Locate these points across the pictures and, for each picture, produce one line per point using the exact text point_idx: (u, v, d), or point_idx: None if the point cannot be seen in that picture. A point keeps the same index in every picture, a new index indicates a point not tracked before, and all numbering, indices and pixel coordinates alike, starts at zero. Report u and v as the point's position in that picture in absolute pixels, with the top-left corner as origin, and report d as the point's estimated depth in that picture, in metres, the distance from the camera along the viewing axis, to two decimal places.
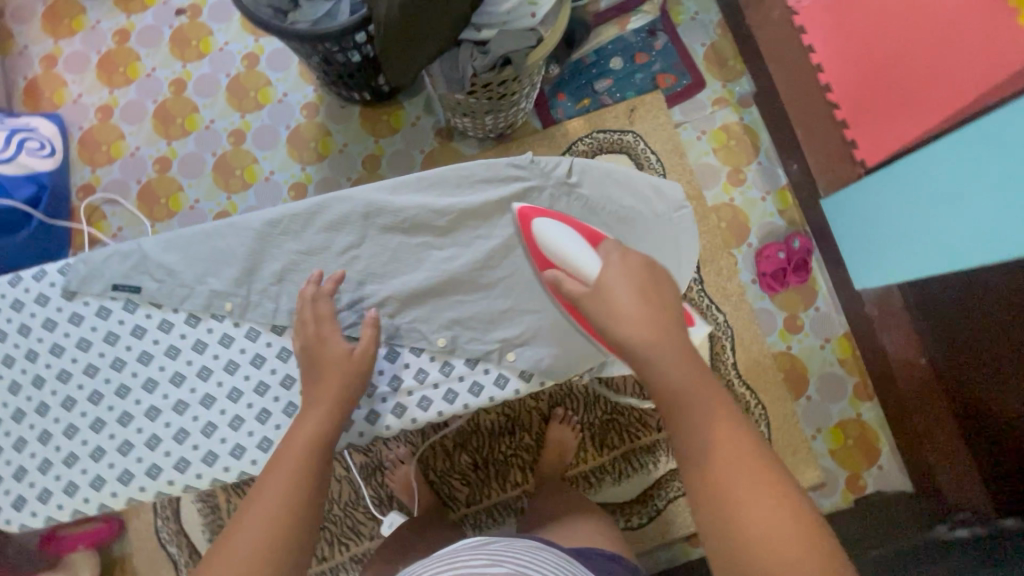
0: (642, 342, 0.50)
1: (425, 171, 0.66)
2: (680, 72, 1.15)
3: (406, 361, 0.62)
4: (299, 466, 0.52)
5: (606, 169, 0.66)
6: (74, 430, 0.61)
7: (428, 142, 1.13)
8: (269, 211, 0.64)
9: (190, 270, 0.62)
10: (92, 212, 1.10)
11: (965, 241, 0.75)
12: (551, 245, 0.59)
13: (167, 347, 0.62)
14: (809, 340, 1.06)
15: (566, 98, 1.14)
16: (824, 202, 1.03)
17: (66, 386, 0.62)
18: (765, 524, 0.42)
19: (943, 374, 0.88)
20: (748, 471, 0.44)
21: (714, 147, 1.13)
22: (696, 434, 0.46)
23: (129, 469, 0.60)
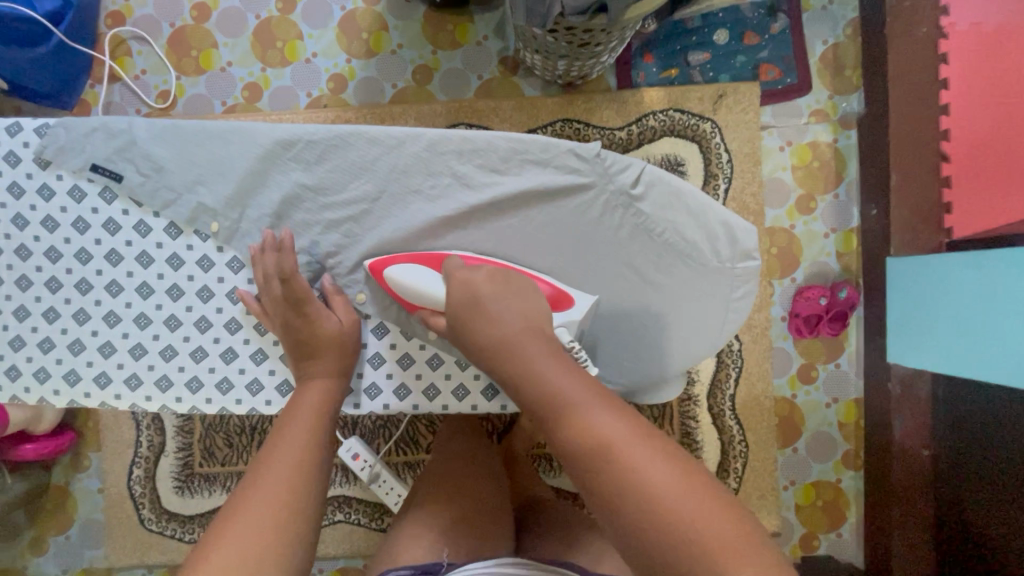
0: (510, 341, 0.47)
1: (472, 133, 0.60)
2: (788, 67, 1.00)
3: (392, 343, 0.61)
4: (312, 430, 0.53)
5: (678, 188, 0.59)
6: (55, 316, 0.60)
7: (489, 69, 1.02)
8: (285, 130, 0.59)
9: (204, 176, 0.59)
10: (116, 44, 1.02)
11: (1004, 359, 0.71)
12: (406, 289, 0.56)
13: (143, 254, 0.60)
14: (816, 394, 1.01)
15: (652, 61, 1.01)
16: (889, 260, 0.93)
17: (54, 267, 0.60)
18: (670, 493, 0.37)
19: (943, 471, 0.87)
20: (642, 440, 0.39)
21: (793, 164, 1.01)
22: (575, 415, 0.41)
23: (107, 372, 0.60)
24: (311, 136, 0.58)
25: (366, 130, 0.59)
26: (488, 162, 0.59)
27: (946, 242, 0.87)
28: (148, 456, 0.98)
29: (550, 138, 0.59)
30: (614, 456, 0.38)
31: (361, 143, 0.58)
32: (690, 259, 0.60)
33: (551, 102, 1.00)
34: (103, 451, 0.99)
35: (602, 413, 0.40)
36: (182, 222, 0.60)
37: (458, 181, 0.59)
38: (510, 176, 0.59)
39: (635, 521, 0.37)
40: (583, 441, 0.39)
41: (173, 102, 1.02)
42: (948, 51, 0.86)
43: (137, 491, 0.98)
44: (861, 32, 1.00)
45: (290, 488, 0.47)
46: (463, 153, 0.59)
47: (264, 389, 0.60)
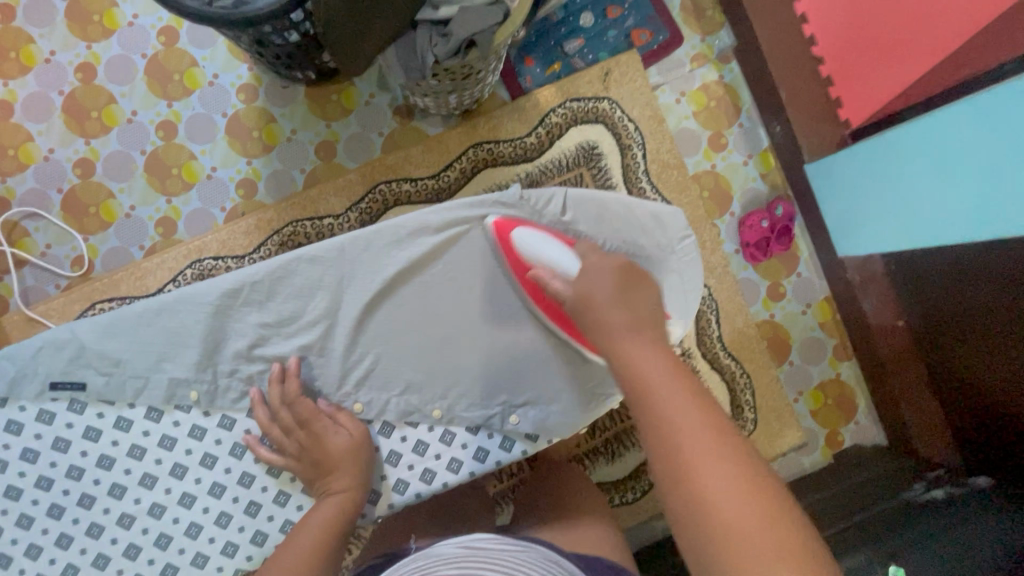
0: (627, 328, 0.50)
1: (401, 216, 0.62)
2: (656, 26, 1.06)
3: (403, 435, 0.62)
4: (311, 551, 0.55)
5: (600, 200, 0.65)
6: (68, 540, 0.59)
7: (387, 123, 1.03)
8: (224, 279, 0.59)
9: (164, 350, 0.59)
10: (11, 229, 0.99)
11: (939, 223, 0.77)
12: (532, 251, 0.60)
13: (131, 447, 0.59)
14: (791, 306, 1.07)
15: (534, 63, 1.04)
16: (809, 167, 1.00)
17: (49, 493, 0.59)
18: (731, 506, 0.40)
19: (920, 333, 0.93)
20: (715, 449, 0.42)
21: (694, 110, 1.07)
22: (658, 419, 0.44)
23: (141, 573, 0.59)
24: (252, 277, 0.59)
25: (304, 250, 0.60)
26: (429, 236, 0.62)
27: (848, 134, 0.94)
28: None
29: (473, 199, 0.63)
30: (686, 459, 0.42)
31: (305, 265, 0.60)
32: (639, 257, 0.65)
33: (456, 132, 1.03)
34: None
35: (683, 416, 0.44)
36: (160, 403, 0.59)
37: (408, 264, 0.61)
38: (452, 243, 0.63)
39: (696, 523, 0.41)
40: (658, 440, 0.44)
41: (91, 265, 0.99)
42: None
43: None
44: None
45: None
46: (402, 234, 0.61)
47: None
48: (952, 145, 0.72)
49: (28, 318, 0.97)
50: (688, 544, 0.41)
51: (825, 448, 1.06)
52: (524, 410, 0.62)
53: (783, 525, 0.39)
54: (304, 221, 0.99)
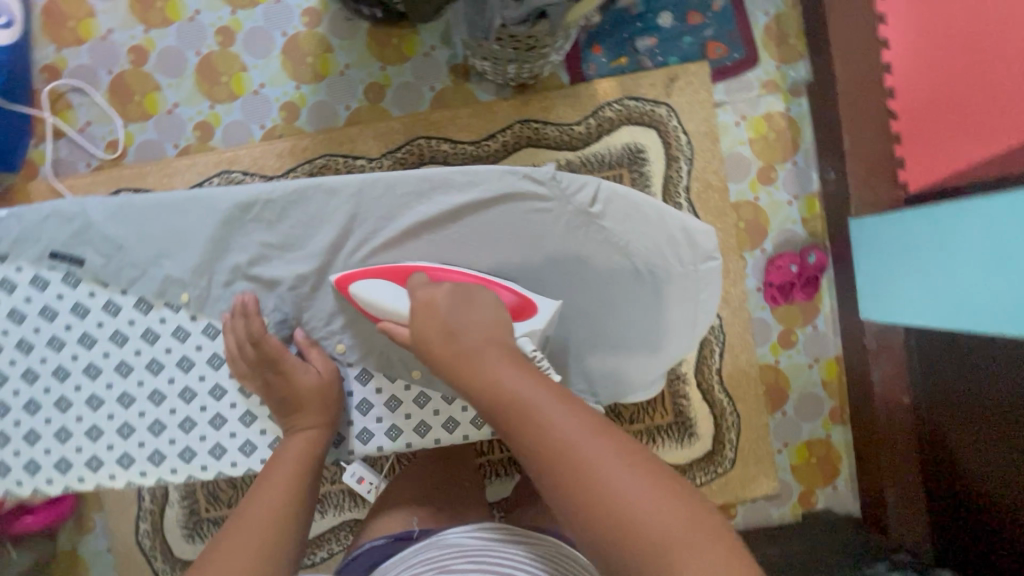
0: (473, 350, 0.47)
1: (426, 168, 0.61)
2: (734, 43, 1.02)
3: (378, 387, 0.62)
4: (291, 482, 0.53)
5: (634, 199, 0.62)
6: (36, 406, 0.60)
7: (440, 79, 1.01)
8: (238, 190, 0.59)
9: (167, 248, 0.59)
10: (55, 99, 1.00)
11: (973, 311, 0.73)
12: (372, 301, 0.57)
13: (114, 333, 0.60)
14: (798, 357, 1.04)
15: (601, 52, 1.01)
16: (850, 222, 0.96)
17: (28, 358, 0.60)
18: (642, 505, 0.38)
19: (924, 414, 0.91)
20: (611, 451, 0.40)
21: (750, 137, 1.03)
22: (542, 432, 0.41)
23: (97, 455, 0.60)
24: (268, 194, 0.59)
25: (325, 181, 0.59)
26: (452, 197, 0.60)
27: (905, 196, 0.92)
28: (154, 509, 0.99)
29: (502, 167, 0.60)
30: (583, 466, 0.39)
31: (320, 196, 0.59)
32: (656, 268, 0.63)
33: (506, 104, 1.00)
34: (106, 510, 1.00)
35: (577, 430, 0.41)
36: (151, 296, 0.60)
37: (424, 219, 0.60)
38: (472, 207, 0.61)
39: (609, 535, 0.38)
40: (548, 455, 0.40)
41: (124, 152, 1.00)
42: (887, 12, 0.91)
43: (146, 544, 0.99)
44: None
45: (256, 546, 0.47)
46: (424, 190, 0.60)
47: (258, 449, 0.61)
48: (1004, 232, 0.69)
49: (54, 189, 0.99)
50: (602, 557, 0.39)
51: (796, 504, 1.03)
52: None
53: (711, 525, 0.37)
54: (338, 157, 0.98)
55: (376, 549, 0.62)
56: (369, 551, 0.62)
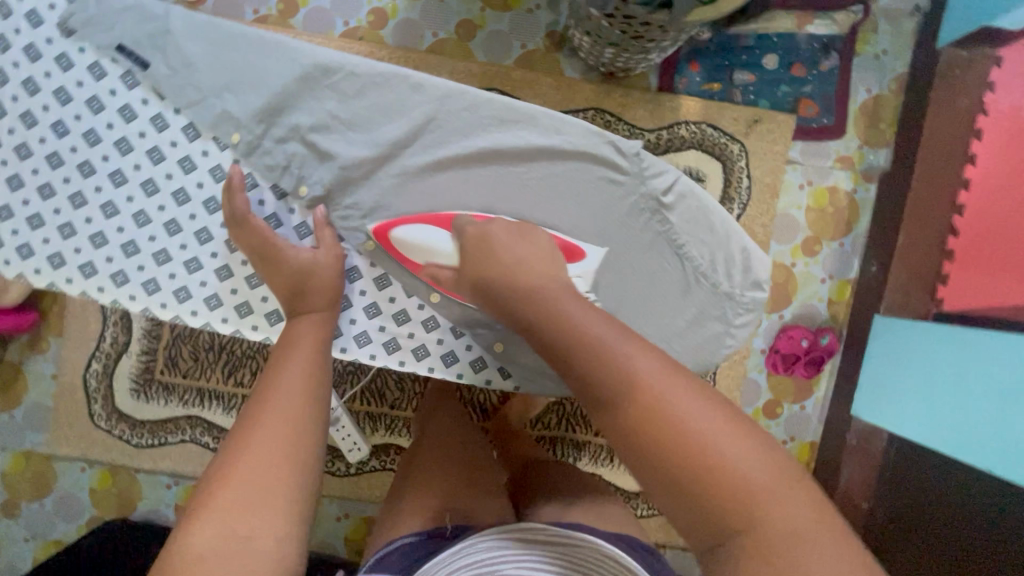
0: (551, 298, 0.48)
1: (514, 99, 0.60)
2: (827, 108, 1.00)
3: (392, 296, 0.62)
4: (305, 366, 0.50)
5: (707, 203, 0.61)
6: (50, 193, 0.59)
7: (534, 40, 0.99)
8: (325, 51, 0.58)
9: (233, 82, 0.58)
10: None
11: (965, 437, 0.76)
12: (416, 246, 0.59)
13: (151, 148, 0.59)
14: (775, 429, 1.04)
15: (697, 71, 0.99)
16: (875, 318, 0.98)
17: (59, 142, 0.59)
18: (731, 454, 0.37)
19: (879, 524, 0.94)
20: (689, 394, 0.39)
21: (808, 205, 1.02)
22: (631, 390, 0.40)
23: (94, 263, 0.58)
24: (352, 67, 0.58)
25: (412, 75, 0.59)
26: (529, 135, 0.59)
27: (935, 311, 0.89)
28: (110, 353, 0.97)
29: (590, 125, 0.59)
30: (679, 429, 0.37)
31: (403, 86, 0.58)
32: (704, 280, 0.61)
33: (588, 88, 0.98)
34: (64, 337, 0.98)
35: (651, 367, 0.41)
36: (202, 126, 0.59)
37: (493, 147, 0.59)
38: (546, 154, 0.60)
39: (687, 477, 0.37)
40: (638, 415, 0.39)
41: None
42: (983, 128, 0.86)
43: (91, 384, 0.98)
44: (905, 89, 0.99)
45: (282, 439, 0.44)
46: (504, 120, 0.59)
47: (252, 314, 0.60)
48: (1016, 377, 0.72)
49: None
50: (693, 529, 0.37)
51: None
52: (509, 343, 0.62)
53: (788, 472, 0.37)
54: None
55: (406, 548, 0.57)
56: (393, 555, 0.57)
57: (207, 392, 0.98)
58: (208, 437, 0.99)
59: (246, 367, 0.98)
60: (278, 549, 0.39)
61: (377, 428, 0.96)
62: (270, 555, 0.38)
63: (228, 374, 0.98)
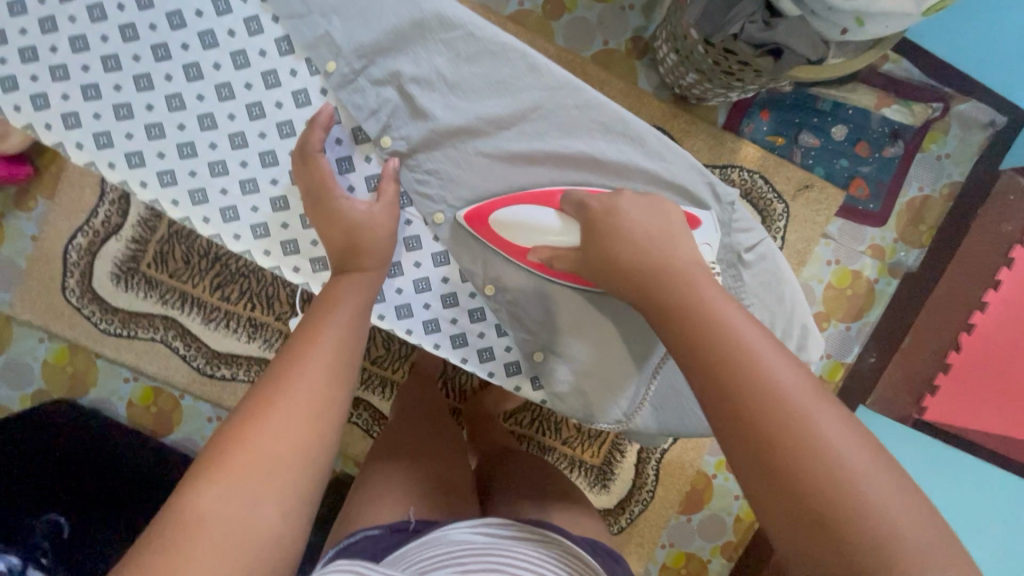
0: (694, 287, 0.47)
1: (626, 112, 0.58)
2: (877, 193, 1.00)
3: (444, 277, 0.61)
4: (348, 330, 0.50)
5: (781, 272, 0.61)
6: (114, 67, 0.55)
7: (618, 40, 0.96)
8: (451, 5, 0.55)
9: (343, 7, 0.55)
10: None
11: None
12: (520, 226, 0.57)
13: (236, 52, 0.56)
14: (732, 483, 1.06)
15: (767, 119, 0.98)
16: (861, 408, 1.01)
17: (139, 14, 0.55)
18: (891, 511, 0.34)
19: None
20: (851, 438, 0.37)
21: (830, 282, 1.02)
22: (790, 422, 0.37)
23: (143, 154, 0.56)
24: (473, 29, 0.56)
25: (532, 56, 0.57)
26: (633, 153, 0.58)
27: (915, 417, 0.94)
28: (99, 231, 0.92)
29: (695, 162, 0.59)
30: (829, 464, 0.36)
31: (519, 65, 0.57)
32: None
33: (657, 104, 0.96)
34: (56, 201, 0.92)
35: (811, 404, 0.38)
36: (298, 44, 0.57)
37: (593, 156, 0.58)
38: (644, 177, 0.58)
39: (838, 527, 0.34)
40: (769, 419, 0.38)
41: None
42: (1015, 259, 0.88)
43: (71, 258, 0.93)
44: (956, 197, 0.99)
45: (314, 400, 0.44)
46: (611, 131, 0.58)
47: (297, 254, 0.59)
48: None
49: None
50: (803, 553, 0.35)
51: None
52: (548, 354, 0.62)
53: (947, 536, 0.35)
54: None
55: (371, 539, 0.54)
56: (363, 541, 0.53)
57: (190, 298, 0.94)
58: (180, 342, 0.96)
59: (239, 283, 0.94)
60: (284, 521, 0.38)
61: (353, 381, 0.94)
62: (280, 524, 0.38)
63: (217, 286, 0.94)
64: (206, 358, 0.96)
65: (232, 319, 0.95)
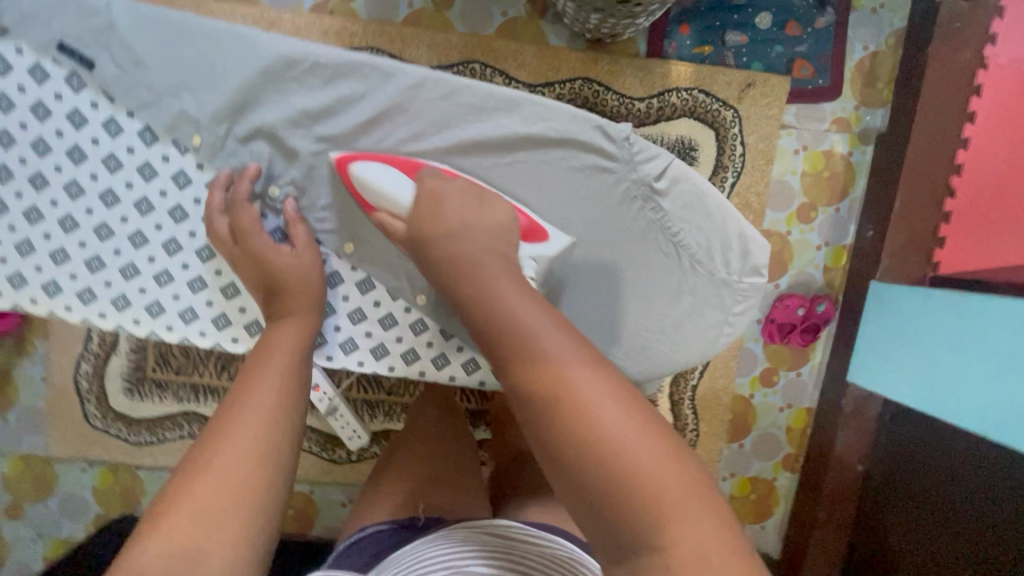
0: (484, 270, 0.47)
1: (493, 84, 0.57)
2: (823, 68, 0.96)
3: (376, 300, 0.63)
4: (280, 376, 0.52)
5: (703, 186, 0.58)
6: (2, 209, 0.57)
7: (515, 6, 0.94)
8: (288, 42, 0.55)
9: (188, 80, 0.56)
10: None
11: (967, 402, 0.76)
12: (370, 186, 0.56)
13: (106, 155, 0.58)
14: (772, 397, 1.05)
15: (688, 34, 0.95)
16: (873, 284, 0.95)
17: (6, 154, 0.57)
18: (648, 468, 0.35)
19: (874, 485, 0.96)
20: (614, 402, 0.38)
21: (804, 170, 0.99)
22: (557, 389, 0.38)
23: (57, 281, 0.58)
24: (319, 58, 0.55)
25: (383, 63, 0.56)
26: (511, 123, 0.58)
27: (930, 276, 0.89)
28: (99, 352, 0.95)
29: (578, 111, 0.57)
30: (591, 429, 0.36)
31: (372, 75, 0.56)
32: (703, 268, 0.61)
33: (575, 56, 0.94)
34: (50, 339, 0.96)
35: (578, 369, 0.39)
36: (159, 129, 0.58)
37: (480, 139, 0.58)
38: (529, 143, 0.58)
39: (602, 482, 0.35)
40: (547, 401, 0.38)
41: None
42: (983, 84, 0.83)
43: (83, 385, 0.96)
44: (903, 44, 0.96)
45: (250, 452, 0.45)
46: (485, 109, 0.57)
47: (231, 326, 0.61)
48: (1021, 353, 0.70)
49: None
50: (596, 520, 0.36)
51: None
52: None
53: (703, 495, 0.35)
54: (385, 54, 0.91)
55: (378, 535, 0.58)
56: (370, 537, 0.58)
57: (201, 387, 0.97)
58: None
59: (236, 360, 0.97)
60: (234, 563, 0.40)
61: (376, 415, 0.96)
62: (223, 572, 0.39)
63: (219, 369, 0.97)
64: None
65: None
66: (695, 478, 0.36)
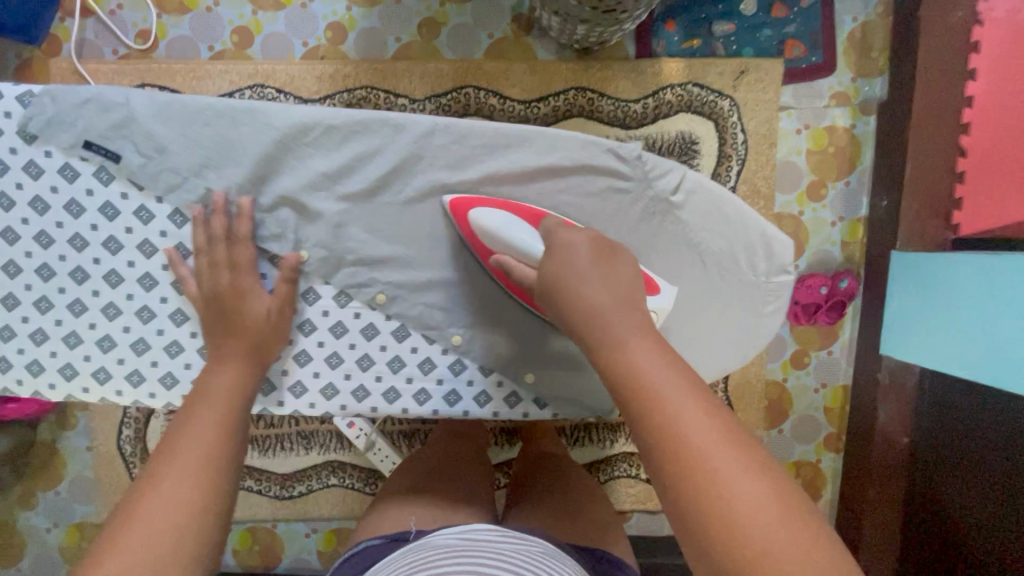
0: (595, 296, 0.49)
1: (506, 123, 0.61)
2: (814, 45, 0.96)
3: (414, 346, 0.63)
4: (220, 421, 0.53)
5: (716, 194, 0.62)
6: (47, 306, 0.60)
7: (500, 27, 0.95)
8: (314, 111, 0.60)
9: (212, 158, 0.59)
10: None
11: (1000, 361, 0.75)
12: (490, 232, 0.57)
13: (140, 242, 0.60)
14: (806, 379, 1.04)
15: (675, 30, 0.95)
16: (895, 255, 0.93)
17: (45, 253, 0.60)
18: (747, 498, 0.35)
19: (921, 457, 0.93)
20: (708, 418, 0.39)
21: (809, 148, 0.99)
22: (648, 400, 0.41)
23: (106, 368, 0.61)
24: (329, 121, 0.59)
25: (392, 117, 0.60)
26: (524, 157, 0.61)
27: (953, 238, 0.88)
28: (139, 417, 0.98)
29: (589, 138, 0.61)
30: (684, 443, 0.38)
31: (386, 131, 0.60)
32: (729, 272, 0.62)
33: (566, 67, 0.95)
34: (90, 409, 0.98)
35: (669, 384, 0.41)
36: (187, 209, 0.60)
37: (496, 175, 0.60)
38: (545, 173, 0.61)
39: (690, 497, 0.36)
40: (641, 408, 0.41)
41: (155, 44, 0.93)
42: (981, 40, 0.83)
43: (127, 449, 0.98)
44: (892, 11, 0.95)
45: (180, 499, 0.46)
46: (498, 145, 0.61)
47: (277, 390, 0.62)
48: None
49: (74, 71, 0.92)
50: (684, 536, 0.37)
51: None
52: (539, 372, 0.63)
53: (802, 522, 0.35)
54: (379, 91, 0.92)
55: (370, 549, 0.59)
56: (363, 551, 0.59)
57: None
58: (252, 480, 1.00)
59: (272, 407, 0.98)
60: None
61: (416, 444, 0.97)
62: None
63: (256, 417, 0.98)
64: (279, 484, 1.01)
65: (281, 439, 0.99)
66: (799, 508, 0.35)
